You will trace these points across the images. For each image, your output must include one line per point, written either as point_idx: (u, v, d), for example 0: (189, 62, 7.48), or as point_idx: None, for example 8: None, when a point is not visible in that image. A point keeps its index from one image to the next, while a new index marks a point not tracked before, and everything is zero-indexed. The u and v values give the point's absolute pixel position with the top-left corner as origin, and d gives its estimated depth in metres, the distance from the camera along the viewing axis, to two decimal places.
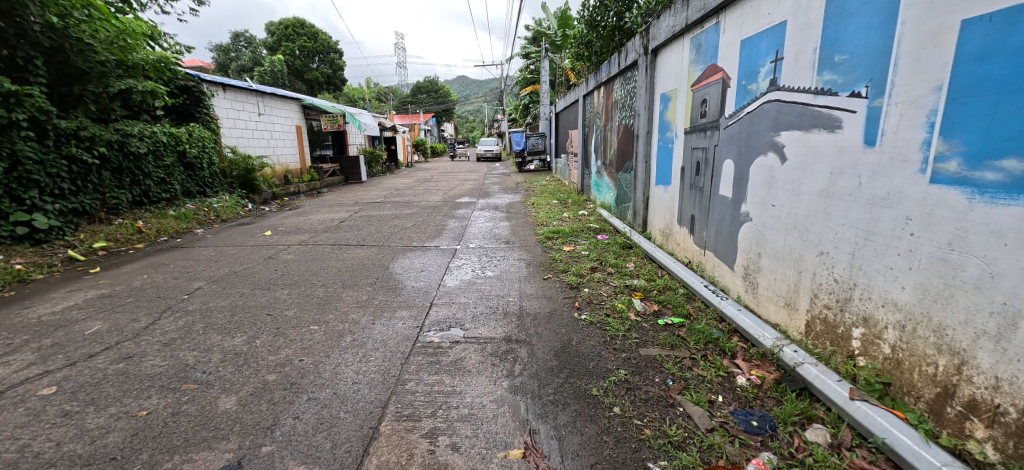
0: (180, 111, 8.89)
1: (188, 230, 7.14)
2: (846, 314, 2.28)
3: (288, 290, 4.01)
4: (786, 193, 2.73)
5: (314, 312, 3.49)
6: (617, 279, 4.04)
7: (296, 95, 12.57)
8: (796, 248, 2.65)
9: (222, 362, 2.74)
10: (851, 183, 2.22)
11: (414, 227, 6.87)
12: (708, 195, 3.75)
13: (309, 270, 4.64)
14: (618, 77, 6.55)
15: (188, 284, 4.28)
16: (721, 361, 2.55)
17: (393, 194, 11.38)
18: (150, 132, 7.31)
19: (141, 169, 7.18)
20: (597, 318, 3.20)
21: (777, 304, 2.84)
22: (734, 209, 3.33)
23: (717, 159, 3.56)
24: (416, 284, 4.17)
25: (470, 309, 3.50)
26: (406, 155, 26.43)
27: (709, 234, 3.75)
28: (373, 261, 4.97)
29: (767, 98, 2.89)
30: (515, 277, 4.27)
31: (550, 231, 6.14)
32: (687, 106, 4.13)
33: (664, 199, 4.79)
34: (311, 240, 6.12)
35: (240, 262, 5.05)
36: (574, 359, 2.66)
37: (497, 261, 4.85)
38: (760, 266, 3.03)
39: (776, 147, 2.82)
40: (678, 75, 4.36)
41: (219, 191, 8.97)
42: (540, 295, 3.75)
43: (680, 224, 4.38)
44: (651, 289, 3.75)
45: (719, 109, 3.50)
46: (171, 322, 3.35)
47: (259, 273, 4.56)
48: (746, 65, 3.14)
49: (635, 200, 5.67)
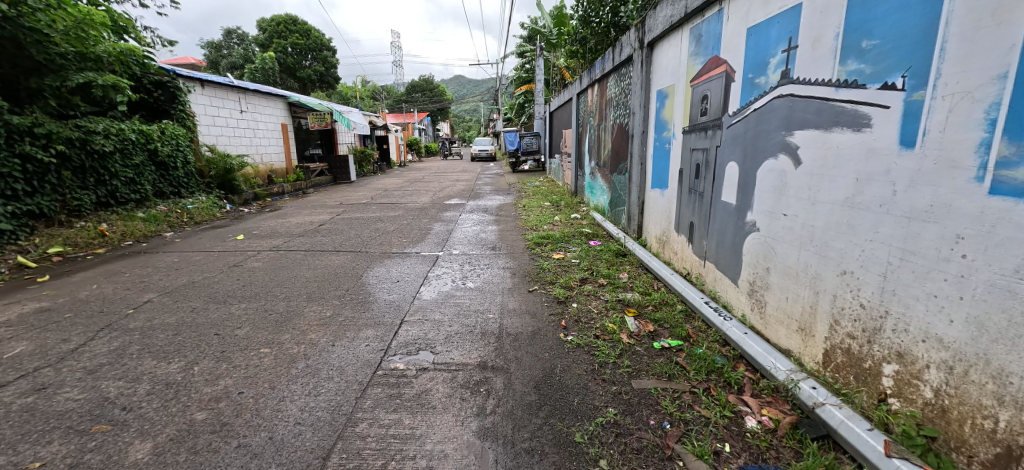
0: (153, 107, 8.47)
1: (157, 233, 6.73)
2: (875, 346, 1.95)
3: (246, 304, 3.62)
4: (799, 201, 2.39)
5: (268, 331, 3.10)
6: (609, 292, 3.68)
7: (282, 92, 12.17)
8: (811, 264, 2.32)
9: (147, 396, 2.36)
10: (883, 191, 1.88)
11: (397, 231, 6.48)
12: (709, 201, 3.41)
13: (274, 280, 4.24)
14: (613, 74, 6.20)
15: (138, 296, 3.89)
16: (727, 397, 2.19)
17: (381, 195, 10.97)
18: (116, 129, 6.90)
19: (107, 168, 6.77)
20: (585, 340, 2.83)
21: (788, 327, 2.50)
22: (739, 217, 2.98)
23: (719, 161, 3.21)
24: (389, 297, 3.78)
25: (445, 328, 3.13)
26: (398, 154, 26.02)
27: (710, 243, 3.40)
28: (346, 270, 4.58)
29: (777, 92, 2.55)
30: (497, 289, 3.91)
31: (539, 235, 5.78)
32: (686, 103, 3.77)
33: (660, 204, 4.44)
34: (284, 245, 5.74)
35: (201, 270, 4.65)
36: (556, 394, 2.29)
37: (479, 270, 4.48)
38: (768, 283, 2.69)
39: (788, 148, 2.47)
40: (676, 69, 4.01)
41: (195, 192, 8.58)
42: (523, 312, 3.37)
43: (678, 231, 4.02)
44: (646, 305, 3.38)
45: (722, 106, 3.15)
46: (104, 343, 2.96)
47: (219, 284, 4.16)
48: (753, 55, 2.79)
49: (630, 203, 5.32)
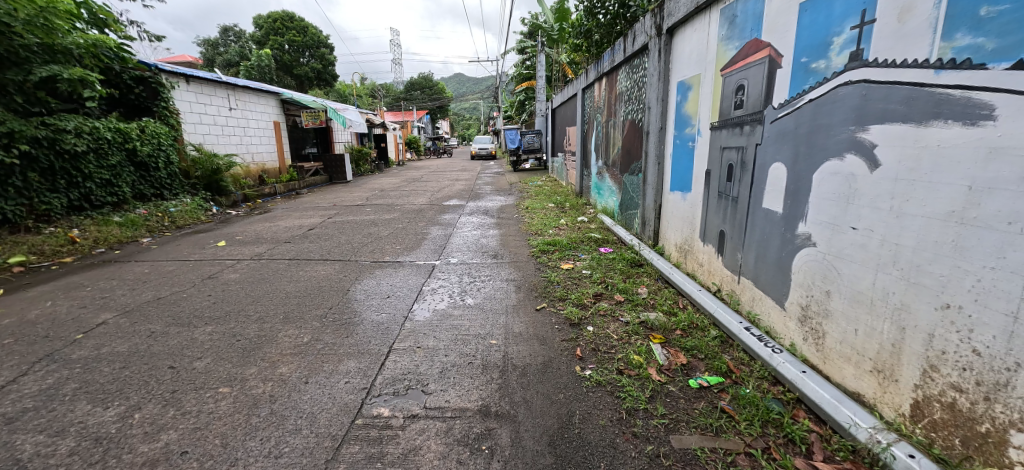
0: (133, 104, 7.99)
1: (134, 239, 6.29)
2: (997, 407, 1.51)
3: (214, 328, 3.15)
4: (874, 211, 1.93)
5: (230, 364, 2.63)
6: (628, 311, 3.22)
7: (274, 88, 11.69)
8: (892, 291, 1.85)
9: (68, 457, 1.91)
10: (1013, 205, 1.44)
11: (390, 237, 6.01)
12: (745, 207, 2.95)
13: (250, 296, 3.77)
14: (623, 66, 5.73)
15: (93, 317, 3.43)
16: (794, 462, 1.75)
17: (376, 196, 10.52)
18: (90, 127, 6.45)
19: (79, 169, 6.32)
20: (606, 376, 2.38)
21: (857, 365, 2.05)
22: (787, 228, 2.52)
23: (761, 162, 2.75)
24: (377, 317, 3.31)
25: (438, 359, 2.66)
26: (397, 152, 25.56)
27: (747, 257, 2.94)
28: (331, 283, 4.11)
29: (845, 78, 2.08)
30: (501, 307, 3.46)
31: (545, 241, 5.31)
32: (716, 94, 3.31)
33: (682, 209, 3.98)
34: (266, 253, 5.27)
35: (170, 284, 4.18)
36: (576, 456, 1.83)
37: (480, 283, 4.02)
38: (827, 310, 2.23)
39: (860, 147, 2.01)
40: (702, 57, 3.54)
41: (179, 194, 8.12)
42: (531, 337, 2.91)
43: (703, 240, 3.56)
44: (673, 328, 2.93)
45: (765, 97, 2.69)
46: (37, 380, 2.52)
47: (187, 302, 3.70)
48: (808, 35, 2.33)
49: (644, 206, 4.85)
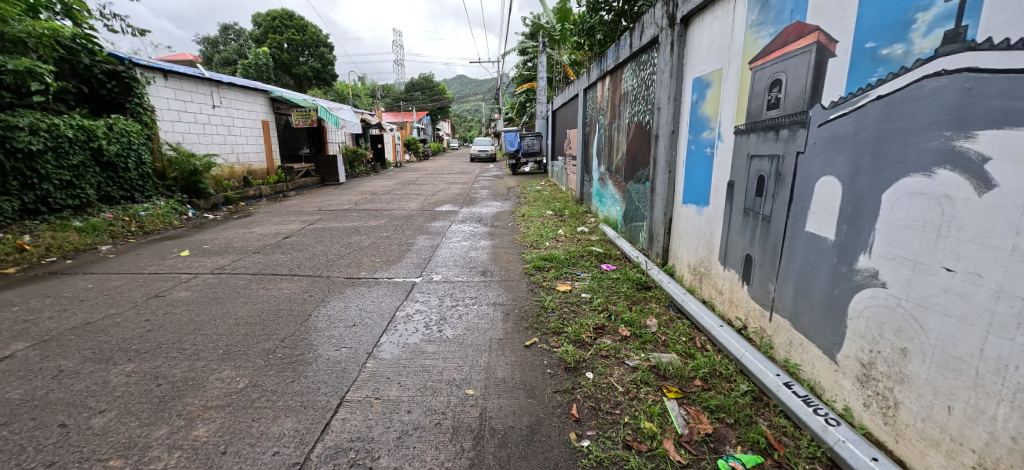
0: (105, 100, 7.51)
1: (94, 247, 5.78)
2: None
3: (135, 367, 2.61)
4: (985, 250, 1.43)
5: (136, 423, 2.10)
6: (636, 351, 2.67)
7: (263, 86, 11.21)
8: (1014, 365, 1.36)
9: None
10: None
11: (371, 248, 5.46)
12: (780, 229, 2.41)
13: (193, 323, 3.22)
14: (630, 63, 5.18)
15: (1, 348, 2.90)
16: None
17: (366, 200, 10.00)
18: (48, 125, 5.96)
19: (35, 170, 5.83)
20: (610, 451, 1.86)
21: (949, 455, 1.54)
22: (842, 260, 1.99)
23: (804, 174, 2.22)
24: (334, 354, 2.76)
25: (397, 419, 2.11)
26: (394, 154, 25.04)
27: (781, 289, 2.40)
28: (292, 305, 3.57)
29: (940, 66, 1.56)
30: (485, 340, 2.91)
31: (540, 256, 4.76)
32: (742, 91, 2.77)
33: (696, 225, 3.45)
34: (230, 266, 4.72)
35: (107, 305, 3.64)
36: None
37: (463, 307, 3.48)
38: (901, 373, 1.71)
39: (961, 161, 1.49)
40: (724, 47, 3.01)
41: (152, 196, 7.61)
42: (517, 387, 2.37)
43: (724, 263, 3.01)
44: (692, 376, 2.39)
45: (811, 94, 2.17)
46: None
47: (117, 329, 3.15)
48: (877, 13, 1.82)
49: (653, 219, 4.30)
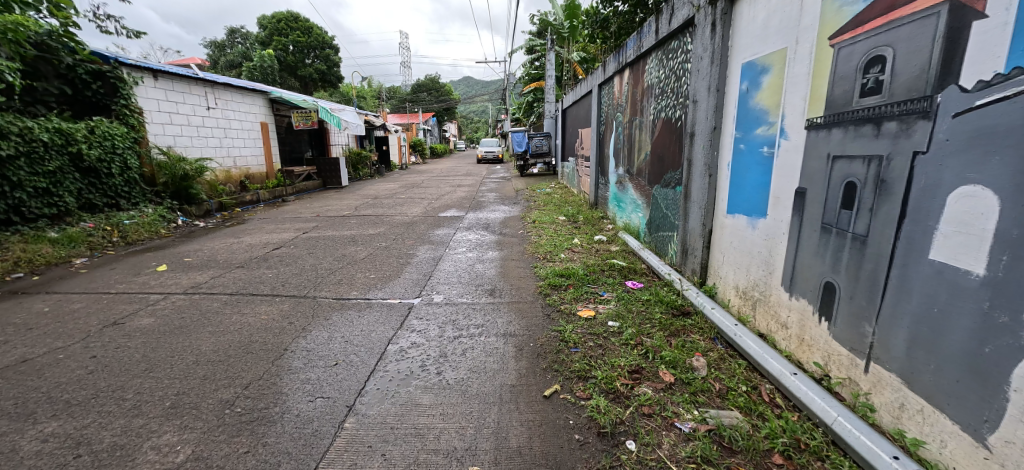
0: (90, 101, 7.09)
1: (69, 260, 5.30)
2: None
3: (56, 428, 2.08)
4: None
5: None
6: (687, 407, 2.09)
7: (260, 87, 10.79)
8: None
9: None
10: None
11: (367, 261, 4.91)
12: (884, 253, 1.82)
13: (145, 361, 2.69)
14: (655, 52, 4.59)
15: None
16: None
17: (368, 205, 9.51)
18: (19, 127, 5.51)
19: (6, 176, 5.38)
20: None
21: None
22: (1001, 305, 1.40)
23: (927, 182, 1.63)
24: (306, 408, 2.21)
25: None
26: (400, 156, 24.57)
27: (887, 333, 1.81)
28: (266, 336, 3.03)
29: None
30: (493, 387, 2.35)
31: (555, 271, 4.19)
32: (818, 74, 2.18)
33: (747, 240, 2.86)
34: (206, 284, 4.20)
35: (55, 336, 3.12)
36: None
37: (468, 339, 2.92)
38: None
39: None
40: (789, 23, 2.42)
41: (139, 202, 7.17)
42: (537, 463, 1.81)
43: (790, 290, 2.42)
44: (769, 450, 1.81)
45: (940, 74, 1.59)
46: None
47: (54, 371, 2.62)
48: None
49: (687, 229, 3.71)
